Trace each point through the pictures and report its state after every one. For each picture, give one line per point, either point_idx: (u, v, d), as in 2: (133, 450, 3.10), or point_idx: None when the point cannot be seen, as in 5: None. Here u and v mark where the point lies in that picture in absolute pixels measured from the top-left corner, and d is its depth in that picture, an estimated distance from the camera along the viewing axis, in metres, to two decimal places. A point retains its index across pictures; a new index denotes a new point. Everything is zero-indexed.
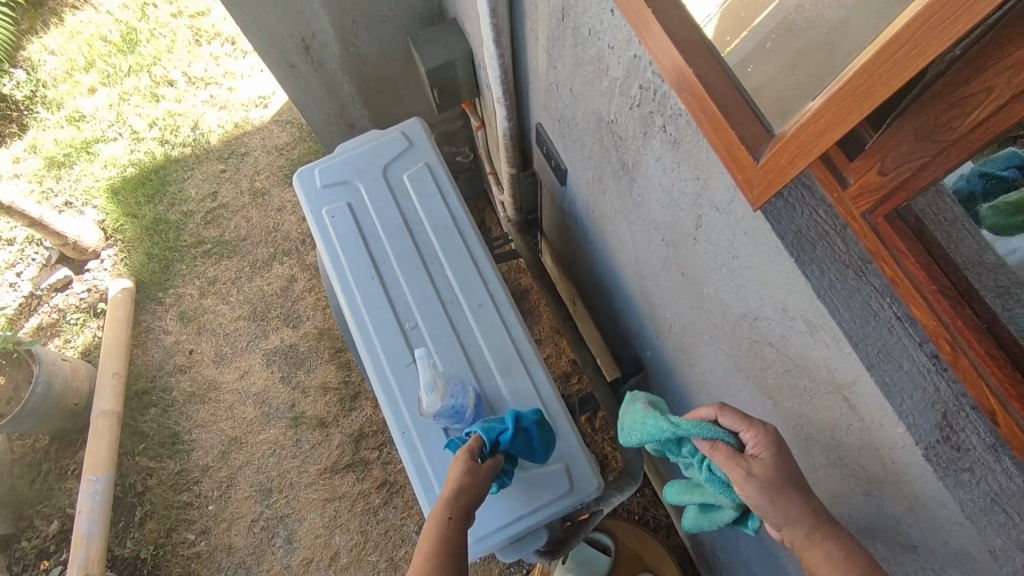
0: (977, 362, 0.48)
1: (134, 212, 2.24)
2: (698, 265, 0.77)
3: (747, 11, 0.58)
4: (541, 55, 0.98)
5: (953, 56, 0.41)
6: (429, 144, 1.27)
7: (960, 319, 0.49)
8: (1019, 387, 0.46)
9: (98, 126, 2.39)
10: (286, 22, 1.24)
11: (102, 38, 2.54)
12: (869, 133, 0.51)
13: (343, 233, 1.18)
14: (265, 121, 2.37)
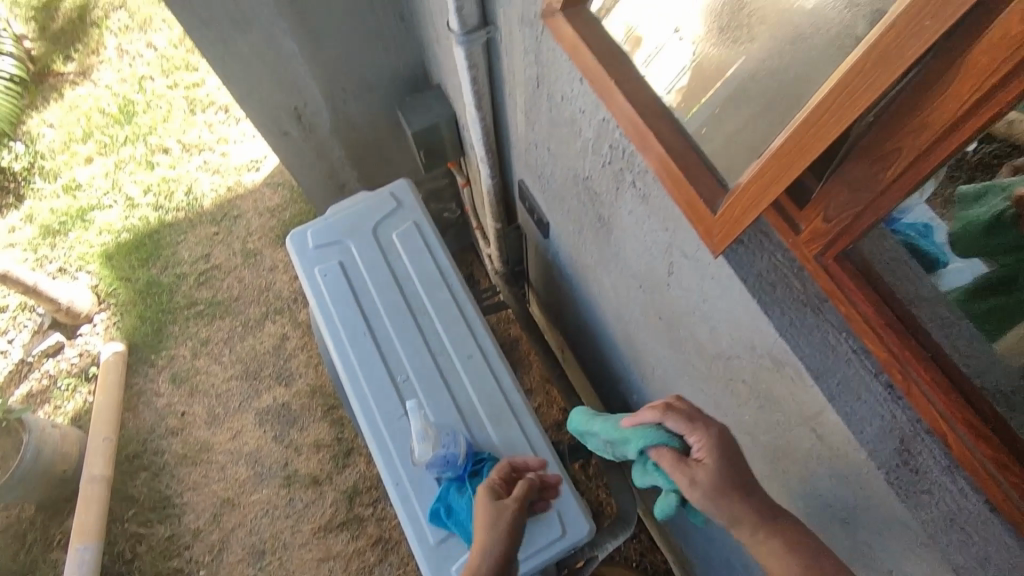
0: (925, 388, 0.53)
1: (128, 276, 2.28)
2: (674, 307, 0.81)
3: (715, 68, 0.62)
4: (520, 118, 1.05)
5: (868, 120, 0.47)
6: (416, 203, 1.32)
7: (907, 350, 0.53)
8: (962, 410, 0.51)
9: (94, 194, 2.46)
10: (279, 94, 1.32)
11: (100, 110, 2.63)
12: (813, 183, 0.56)
13: (335, 291, 1.23)
14: (258, 184, 2.44)
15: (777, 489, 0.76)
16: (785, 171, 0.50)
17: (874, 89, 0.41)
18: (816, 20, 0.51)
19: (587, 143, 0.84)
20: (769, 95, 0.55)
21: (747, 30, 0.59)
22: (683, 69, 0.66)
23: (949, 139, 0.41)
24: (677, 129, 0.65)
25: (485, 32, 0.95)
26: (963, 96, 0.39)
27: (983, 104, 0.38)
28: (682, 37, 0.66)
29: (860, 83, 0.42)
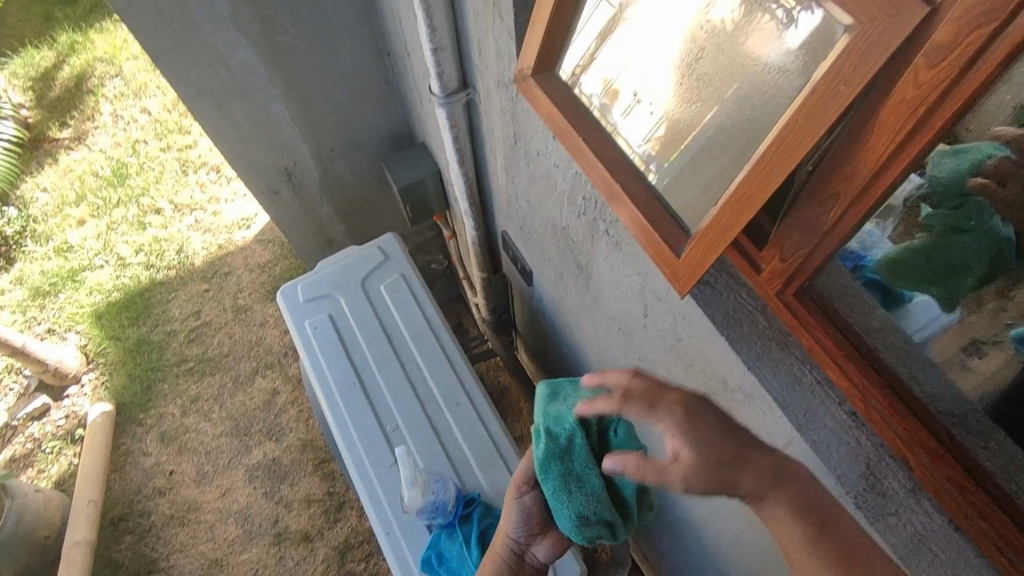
0: (886, 415, 0.56)
1: (117, 336, 2.29)
2: (651, 348, 0.85)
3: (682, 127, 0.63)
4: (500, 173, 1.11)
5: (807, 170, 0.52)
6: (404, 256, 1.36)
7: (865, 379, 0.57)
8: (919, 433, 0.54)
9: (85, 255, 2.49)
10: (270, 156, 1.38)
11: (93, 173, 2.69)
12: (769, 224, 0.60)
13: (325, 343, 1.25)
14: (248, 241, 2.49)
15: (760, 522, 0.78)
16: (737, 217, 0.55)
17: (804, 143, 0.47)
18: (758, 83, 0.53)
19: (563, 195, 0.89)
20: (715, 150, 0.59)
21: (703, 90, 0.60)
22: (657, 121, 0.66)
23: (874, 186, 0.46)
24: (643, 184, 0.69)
25: (464, 94, 1.01)
26: (881, 148, 0.44)
27: (897, 155, 0.43)
28: (650, 102, 0.67)
29: (794, 139, 0.47)
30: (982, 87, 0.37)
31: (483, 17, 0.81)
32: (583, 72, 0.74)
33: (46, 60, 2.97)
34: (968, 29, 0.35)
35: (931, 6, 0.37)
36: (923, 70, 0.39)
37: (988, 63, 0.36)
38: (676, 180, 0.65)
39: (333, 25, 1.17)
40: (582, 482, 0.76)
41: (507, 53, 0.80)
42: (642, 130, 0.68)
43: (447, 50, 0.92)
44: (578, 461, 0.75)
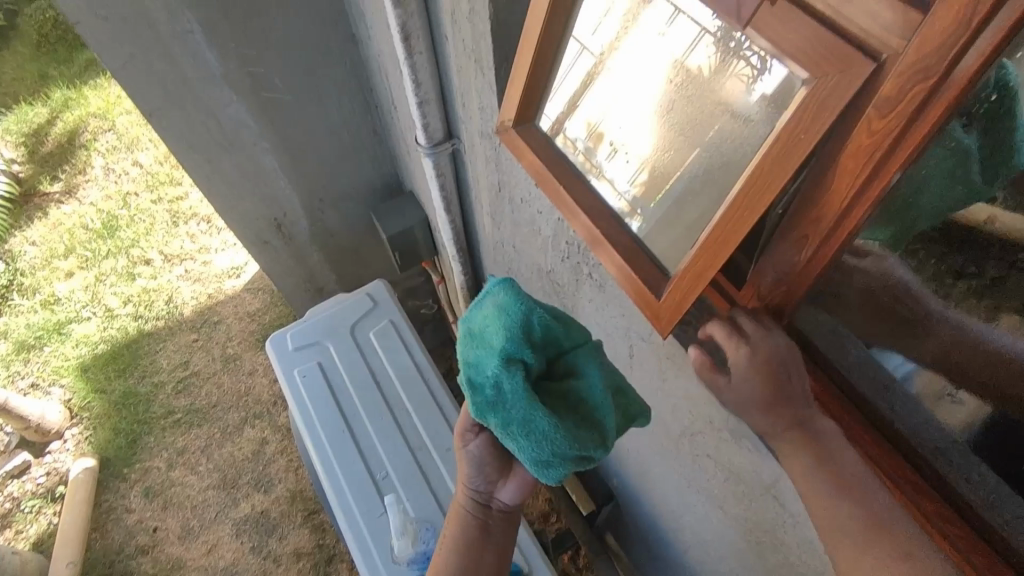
0: (870, 451, 0.54)
1: (103, 388, 2.26)
2: (638, 388, 0.86)
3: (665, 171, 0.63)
4: (486, 219, 1.13)
5: (777, 213, 0.54)
6: (393, 303, 1.37)
7: (845, 412, 0.57)
8: (903, 467, 0.52)
9: (73, 307, 2.48)
10: (260, 207, 1.40)
11: (83, 226, 2.71)
12: (745, 263, 0.61)
13: (313, 392, 1.25)
14: (238, 289, 2.49)
15: (754, 563, 0.77)
16: (714, 257, 0.56)
17: (771, 187, 0.48)
18: (722, 131, 0.55)
19: (547, 239, 0.91)
20: (682, 194, 0.61)
21: (680, 135, 0.61)
22: (640, 165, 0.67)
23: (842, 223, 0.48)
24: (623, 229, 0.70)
25: (450, 144, 1.04)
26: (843, 192, 0.46)
27: (860, 195, 0.45)
28: (633, 146, 0.67)
29: (761, 184, 0.49)
30: (930, 133, 0.39)
31: (466, 72, 0.84)
32: (568, 119, 0.75)
33: (40, 116, 3.02)
34: (911, 83, 0.38)
35: (875, 61, 0.39)
36: (875, 118, 0.40)
37: (934, 111, 0.37)
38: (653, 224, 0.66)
39: (322, 81, 1.21)
40: (527, 427, 0.62)
41: (490, 106, 0.83)
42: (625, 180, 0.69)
43: (432, 102, 0.95)
44: (514, 406, 0.62)
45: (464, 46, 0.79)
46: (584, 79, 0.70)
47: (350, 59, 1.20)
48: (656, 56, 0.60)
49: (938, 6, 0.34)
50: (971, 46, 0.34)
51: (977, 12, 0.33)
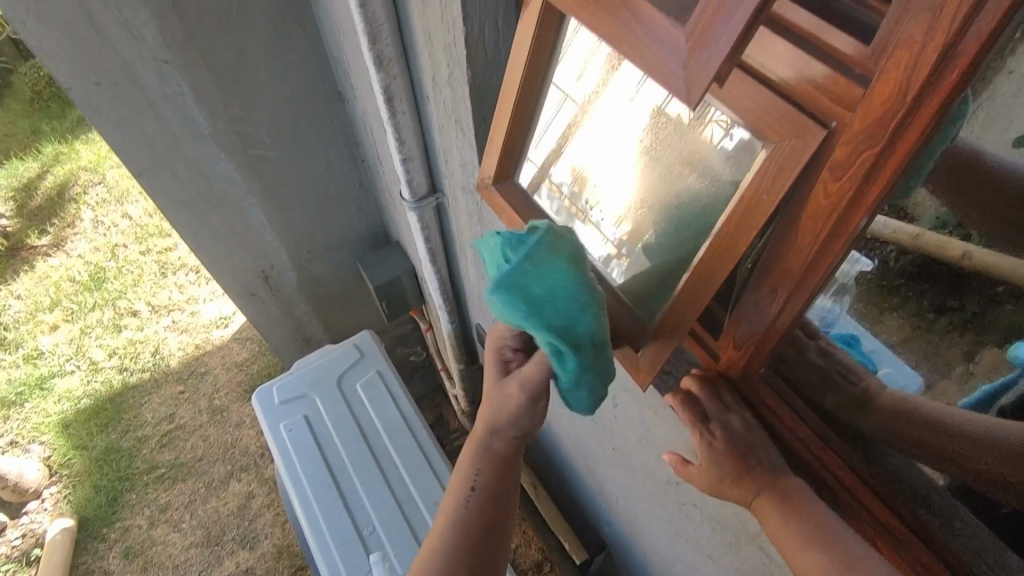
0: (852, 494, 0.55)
1: (85, 444, 2.21)
2: (622, 437, 0.87)
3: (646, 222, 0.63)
4: (471, 269, 1.15)
5: (747, 267, 0.56)
6: (380, 352, 1.37)
7: (827, 455, 0.57)
8: (883, 510, 0.53)
9: (56, 361, 2.44)
10: (247, 259, 1.41)
11: (70, 278, 2.70)
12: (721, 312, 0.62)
13: (299, 446, 1.23)
14: (226, 339, 2.47)
15: None
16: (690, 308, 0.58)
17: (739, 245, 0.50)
18: (688, 191, 0.57)
19: None
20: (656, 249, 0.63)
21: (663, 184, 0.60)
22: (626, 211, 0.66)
23: (808, 277, 0.49)
24: (605, 284, 0.71)
25: (434, 198, 1.06)
26: (805, 250, 0.48)
27: (822, 252, 0.47)
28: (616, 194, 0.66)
29: (728, 242, 0.51)
30: (879, 196, 0.41)
31: (448, 131, 0.87)
32: (552, 166, 0.75)
33: (30, 171, 3.05)
34: (857, 152, 0.40)
35: (826, 129, 0.41)
36: (829, 182, 0.42)
37: (881, 176, 0.39)
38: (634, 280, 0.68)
39: (310, 137, 1.24)
40: (603, 374, 0.62)
41: (471, 163, 0.85)
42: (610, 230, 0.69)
43: (415, 159, 0.98)
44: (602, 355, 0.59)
45: (445, 107, 0.82)
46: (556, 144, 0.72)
47: (337, 116, 1.24)
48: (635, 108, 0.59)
49: (875, 82, 0.36)
50: (908, 119, 0.36)
51: (908, 89, 0.35)
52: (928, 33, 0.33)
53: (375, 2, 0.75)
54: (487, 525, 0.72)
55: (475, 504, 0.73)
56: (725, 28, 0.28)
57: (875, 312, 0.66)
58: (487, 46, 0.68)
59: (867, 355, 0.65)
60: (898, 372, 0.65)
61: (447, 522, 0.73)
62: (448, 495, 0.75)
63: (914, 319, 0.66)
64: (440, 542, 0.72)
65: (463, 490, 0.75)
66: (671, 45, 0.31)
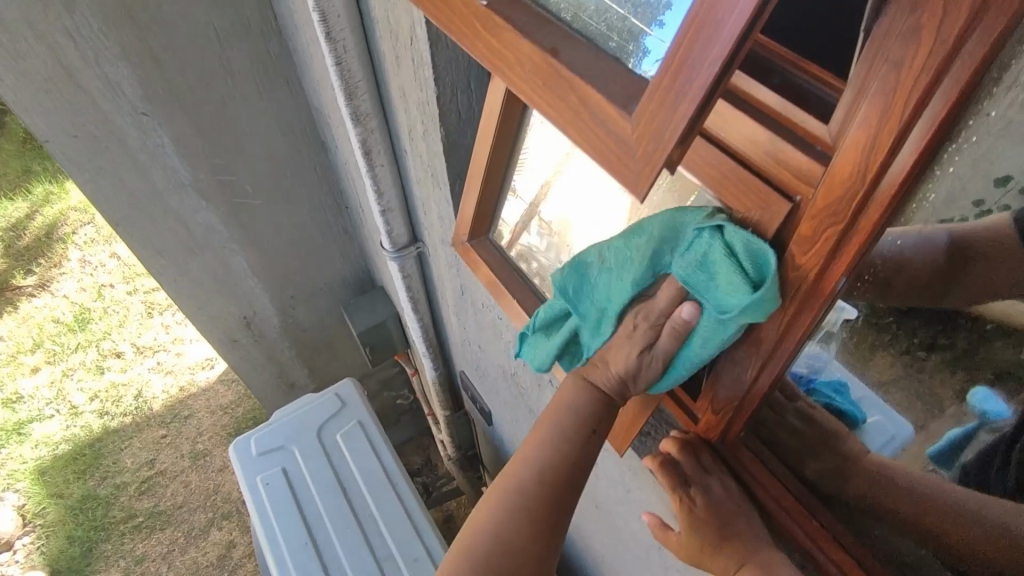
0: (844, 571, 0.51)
1: (61, 492, 2.15)
2: (605, 496, 0.85)
3: None
4: (453, 318, 1.13)
5: None
6: (362, 402, 1.35)
7: (815, 529, 0.54)
8: None
9: (36, 405, 2.39)
10: (229, 306, 1.39)
11: (54, 319, 2.66)
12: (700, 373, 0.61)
13: (277, 500, 1.20)
14: (211, 381, 2.43)
15: None
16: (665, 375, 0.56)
17: None
18: None
19: (509, 343, 0.91)
20: None
21: None
22: None
23: (782, 346, 0.48)
24: None
25: (414, 248, 1.06)
26: (778, 319, 0.46)
27: (796, 321, 0.45)
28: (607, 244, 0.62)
29: None
30: (847, 269, 0.40)
31: (426, 185, 0.86)
32: (540, 204, 0.69)
33: (19, 211, 3.04)
34: (821, 228, 0.39)
35: (790, 203, 0.40)
36: (797, 255, 0.42)
37: (847, 251, 0.39)
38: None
39: (292, 185, 1.24)
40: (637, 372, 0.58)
41: (448, 217, 0.85)
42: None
43: (395, 210, 0.97)
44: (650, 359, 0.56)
45: (422, 162, 0.82)
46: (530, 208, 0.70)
47: (320, 164, 1.24)
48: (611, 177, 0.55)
49: (834, 160, 0.36)
50: (870, 196, 0.35)
51: (867, 169, 0.34)
52: (883, 114, 0.32)
53: (350, 60, 0.76)
54: (582, 478, 0.61)
55: (585, 456, 0.60)
56: (671, 115, 0.28)
57: (863, 355, 0.61)
58: (459, 105, 0.68)
59: (852, 403, 0.61)
60: (886, 421, 0.61)
61: (542, 462, 0.60)
62: (556, 425, 0.60)
63: (904, 357, 0.60)
64: (525, 482, 0.60)
65: (579, 427, 0.59)
66: (619, 133, 0.31)
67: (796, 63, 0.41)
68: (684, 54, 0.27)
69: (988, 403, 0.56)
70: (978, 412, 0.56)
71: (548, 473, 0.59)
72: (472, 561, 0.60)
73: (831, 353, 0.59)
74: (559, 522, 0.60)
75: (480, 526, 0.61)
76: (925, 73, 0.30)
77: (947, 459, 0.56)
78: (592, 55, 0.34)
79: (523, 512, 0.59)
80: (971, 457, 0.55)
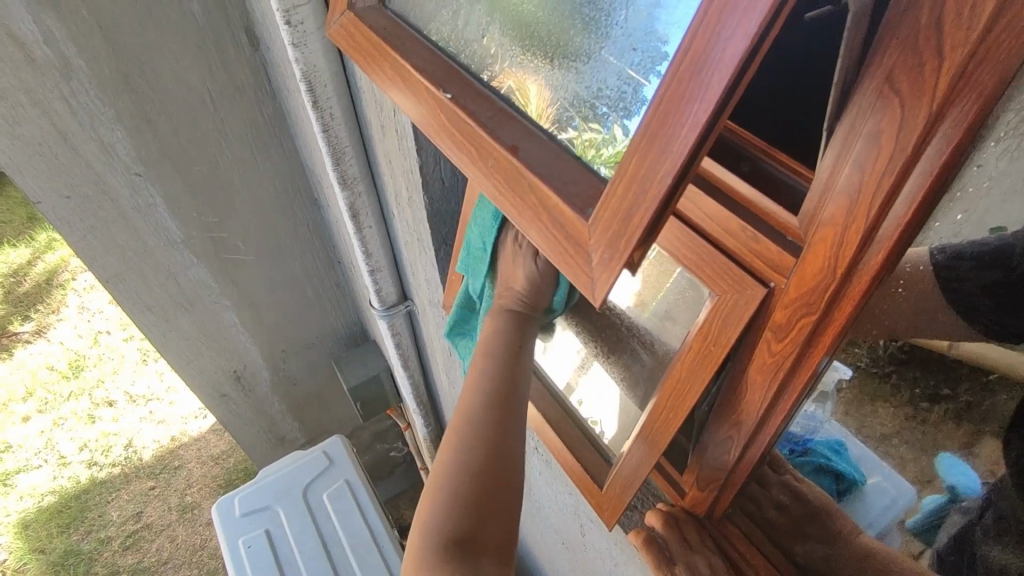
0: None
1: (42, 547, 2.08)
2: (592, 568, 0.82)
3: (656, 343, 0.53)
4: (443, 376, 1.12)
5: (704, 408, 0.53)
6: (349, 460, 1.36)
7: None
8: None
9: (23, 455, 2.34)
10: (219, 359, 1.38)
11: (48, 367, 2.64)
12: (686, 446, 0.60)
13: (258, 564, 1.19)
14: (203, 432, 2.39)
15: None
16: (655, 435, 0.53)
17: (690, 396, 0.48)
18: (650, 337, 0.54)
19: None
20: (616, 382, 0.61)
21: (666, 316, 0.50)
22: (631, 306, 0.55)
23: (764, 427, 0.47)
24: (576, 416, 0.71)
25: (404, 306, 1.05)
26: (758, 400, 0.45)
27: (775, 404, 0.44)
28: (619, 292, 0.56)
29: (680, 390, 0.48)
30: (824, 356, 0.39)
31: (413, 248, 0.87)
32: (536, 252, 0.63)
33: (21, 258, 3.06)
34: (796, 315, 0.38)
35: (766, 288, 0.39)
36: (774, 340, 0.41)
37: (823, 339, 0.38)
38: (600, 401, 0.66)
39: (284, 241, 1.24)
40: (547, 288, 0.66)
41: (434, 280, 0.85)
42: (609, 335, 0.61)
43: (383, 269, 0.97)
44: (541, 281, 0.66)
45: (409, 225, 0.82)
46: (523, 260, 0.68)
47: (314, 220, 1.25)
48: None
49: (806, 250, 0.35)
50: (843, 287, 0.35)
51: (838, 261, 0.34)
52: (850, 212, 0.32)
53: (337, 126, 0.77)
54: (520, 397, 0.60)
55: (520, 371, 0.62)
56: (626, 222, 0.28)
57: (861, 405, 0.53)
58: (442, 173, 0.69)
59: (851, 464, 0.57)
60: (888, 483, 0.55)
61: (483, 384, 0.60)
62: (486, 353, 0.63)
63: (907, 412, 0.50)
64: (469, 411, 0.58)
65: (506, 348, 0.63)
66: (578, 235, 0.30)
67: (766, 151, 0.41)
68: (637, 163, 0.27)
69: (959, 474, 0.48)
70: (949, 485, 0.49)
71: (488, 393, 0.59)
72: (439, 506, 0.52)
73: (828, 414, 0.55)
74: (510, 443, 0.56)
75: (439, 475, 0.54)
76: (888, 175, 0.30)
77: (927, 531, 0.51)
78: (553, 151, 0.34)
79: (472, 433, 0.56)
80: (944, 541, 0.48)
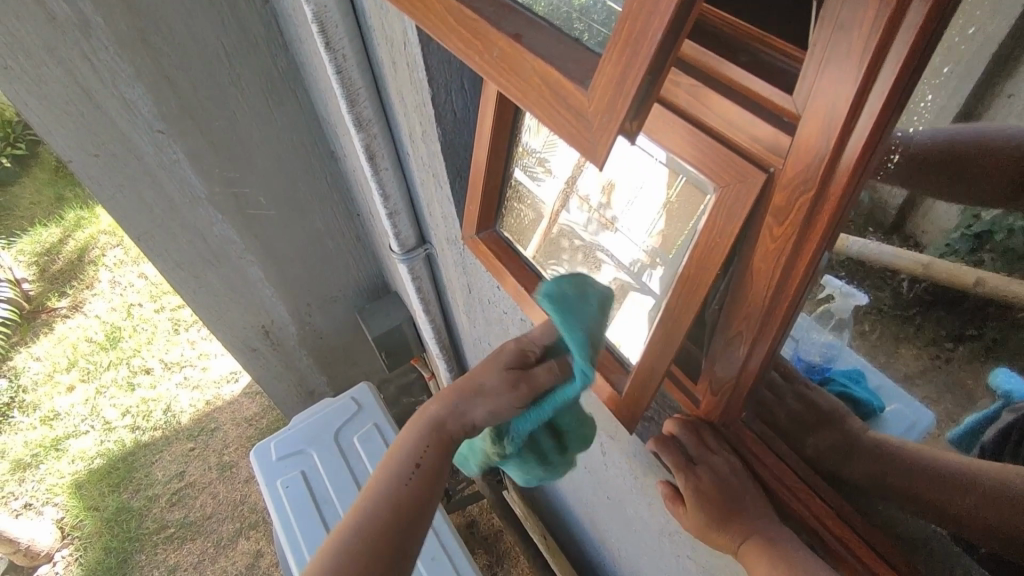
0: (855, 544, 0.50)
1: (96, 505, 2.21)
2: (616, 486, 0.86)
3: (665, 266, 0.53)
4: (463, 317, 1.16)
5: (714, 313, 0.54)
6: (377, 406, 1.43)
7: (812, 505, 0.53)
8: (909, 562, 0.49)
9: (71, 422, 2.47)
10: (248, 315, 1.43)
11: (87, 339, 2.75)
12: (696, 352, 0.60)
13: (297, 503, 1.26)
14: (236, 395, 2.48)
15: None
16: (664, 345, 0.55)
17: (697, 294, 0.49)
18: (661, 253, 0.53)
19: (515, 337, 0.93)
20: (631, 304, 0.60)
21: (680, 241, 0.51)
22: (649, 237, 0.55)
23: (769, 322, 0.49)
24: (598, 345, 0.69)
25: (422, 249, 1.08)
26: (762, 291, 0.47)
27: (778, 294, 0.46)
28: (642, 236, 0.56)
29: (688, 287, 0.50)
30: (825, 237, 0.40)
31: (429, 185, 0.89)
32: (580, 178, 0.62)
33: (53, 236, 3.18)
34: (796, 196, 0.39)
35: (765, 174, 0.40)
36: (775, 226, 0.42)
37: (819, 220, 0.39)
38: (626, 329, 0.63)
39: (304, 195, 1.28)
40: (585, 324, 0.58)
41: (451, 217, 0.87)
42: (610, 275, 0.63)
43: (400, 213, 1.00)
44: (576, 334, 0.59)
45: (424, 163, 0.85)
46: (562, 194, 0.65)
47: (330, 173, 1.28)
48: (649, 195, 0.53)
49: (799, 130, 0.37)
50: (836, 163, 0.36)
51: (830, 134, 0.35)
52: (840, 79, 0.34)
53: (350, 67, 0.79)
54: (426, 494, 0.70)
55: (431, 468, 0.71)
56: (620, 84, 0.30)
57: (885, 346, 0.60)
58: (454, 105, 0.71)
59: (871, 392, 0.61)
60: (907, 411, 0.58)
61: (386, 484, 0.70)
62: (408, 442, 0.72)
63: (930, 350, 0.55)
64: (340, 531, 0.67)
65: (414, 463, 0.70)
66: (578, 105, 0.33)
67: (766, 40, 0.42)
68: (629, 26, 0.29)
69: (1011, 383, 0.50)
70: (1001, 394, 0.50)
71: (373, 525, 0.66)
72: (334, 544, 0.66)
73: (846, 341, 0.62)
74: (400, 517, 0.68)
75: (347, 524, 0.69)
76: (875, 34, 0.31)
77: (968, 439, 0.53)
78: (553, 38, 0.37)
79: (352, 560, 0.64)
80: (991, 437, 0.51)
